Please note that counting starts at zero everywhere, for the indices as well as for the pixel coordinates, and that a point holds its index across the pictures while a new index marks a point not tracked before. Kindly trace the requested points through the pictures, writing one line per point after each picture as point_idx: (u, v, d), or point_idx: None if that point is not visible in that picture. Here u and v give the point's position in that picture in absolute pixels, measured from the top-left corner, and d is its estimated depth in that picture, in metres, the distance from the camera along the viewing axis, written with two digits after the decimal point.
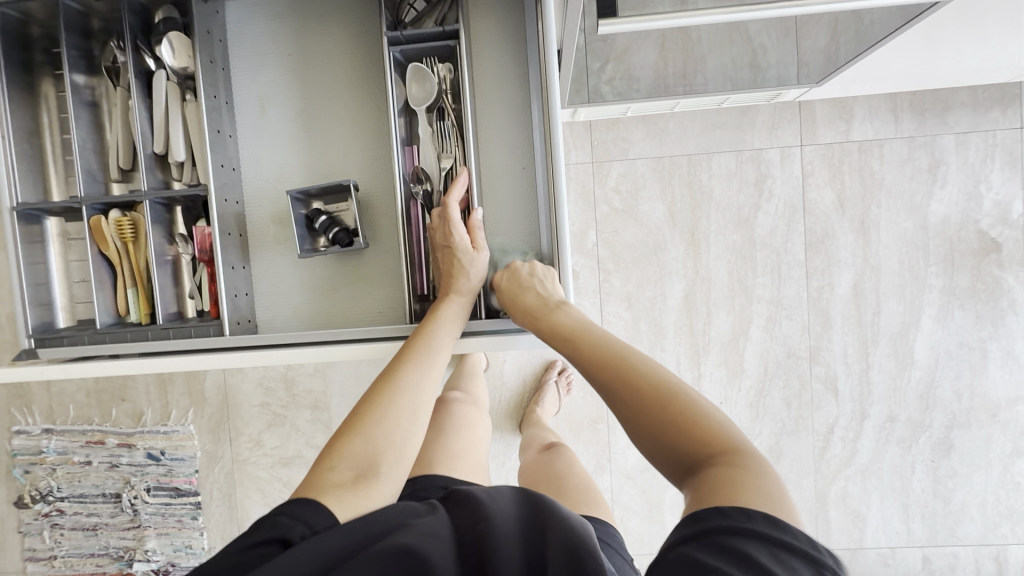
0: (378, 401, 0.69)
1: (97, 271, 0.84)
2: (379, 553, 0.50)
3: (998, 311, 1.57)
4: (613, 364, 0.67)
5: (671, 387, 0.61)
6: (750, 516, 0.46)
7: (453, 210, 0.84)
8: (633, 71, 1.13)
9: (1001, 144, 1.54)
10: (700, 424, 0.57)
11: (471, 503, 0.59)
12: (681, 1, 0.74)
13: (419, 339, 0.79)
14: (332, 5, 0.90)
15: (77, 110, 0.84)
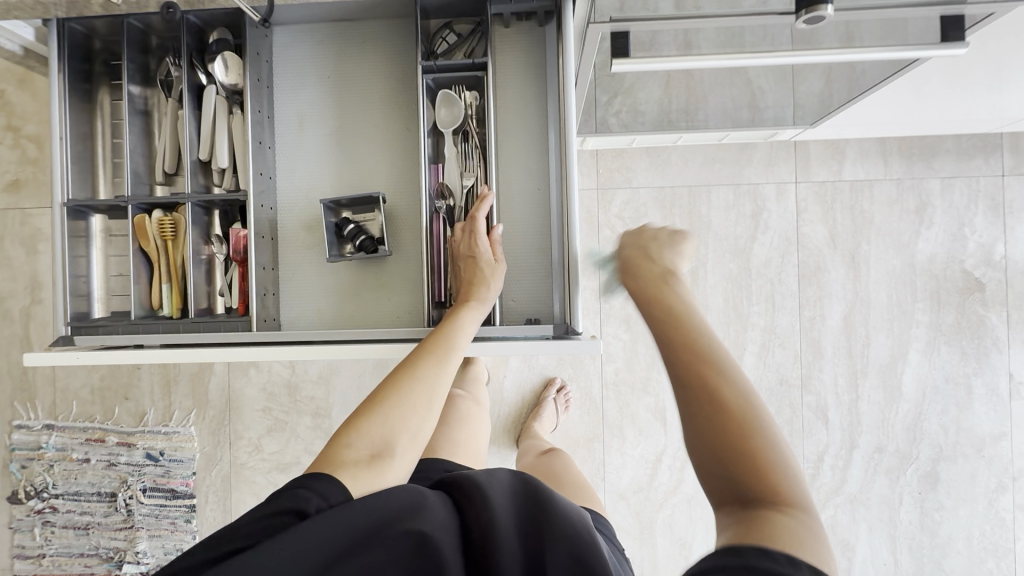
0: (399, 389, 0.72)
1: (136, 266, 0.84)
2: (396, 544, 0.52)
3: (982, 348, 1.63)
4: (696, 362, 0.55)
5: (747, 410, 0.53)
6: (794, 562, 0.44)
7: (480, 226, 0.86)
8: (639, 105, 1.21)
9: (984, 190, 1.63)
10: (765, 464, 0.51)
11: (471, 486, 0.58)
12: (686, 46, 0.83)
13: (439, 335, 0.81)
14: (374, 33, 0.92)
15: (129, 119, 0.83)
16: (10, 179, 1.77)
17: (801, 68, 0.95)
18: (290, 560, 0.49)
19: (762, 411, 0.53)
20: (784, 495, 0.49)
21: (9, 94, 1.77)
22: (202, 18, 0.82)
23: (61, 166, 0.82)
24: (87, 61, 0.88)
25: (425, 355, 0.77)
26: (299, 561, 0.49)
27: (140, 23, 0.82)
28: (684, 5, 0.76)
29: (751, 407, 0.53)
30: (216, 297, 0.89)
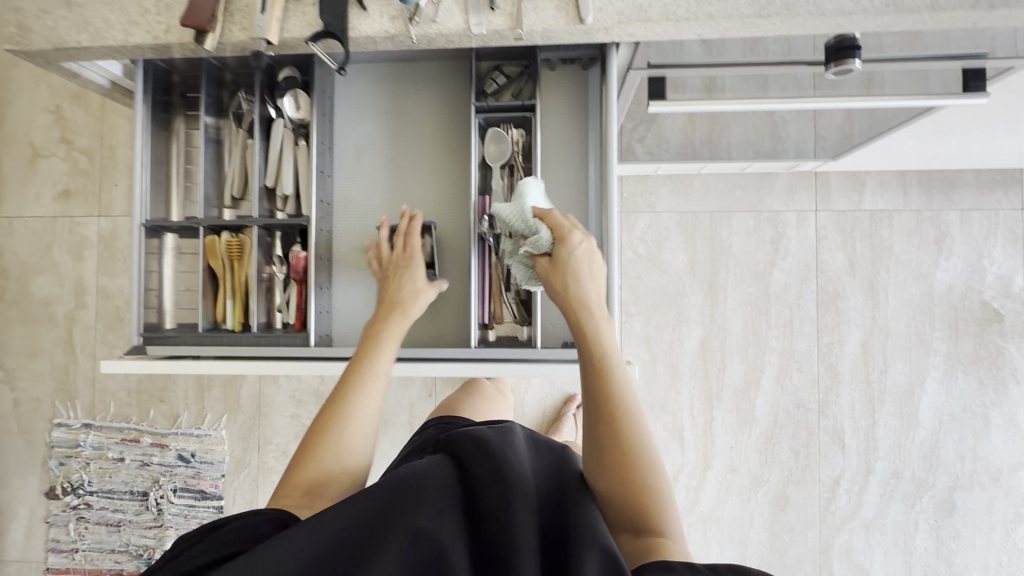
0: (323, 438, 0.73)
1: (205, 283, 0.91)
2: (396, 540, 0.54)
3: (1000, 378, 1.66)
4: (606, 404, 0.68)
5: (637, 447, 0.67)
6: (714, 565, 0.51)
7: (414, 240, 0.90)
8: (664, 132, 1.27)
9: (1003, 223, 1.66)
10: (647, 492, 0.65)
11: (485, 461, 0.65)
12: (707, 88, 0.86)
13: (358, 367, 0.80)
14: (428, 72, 0.99)
15: (204, 147, 0.90)
16: (61, 189, 1.83)
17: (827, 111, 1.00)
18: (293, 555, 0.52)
19: (650, 448, 0.68)
20: (658, 517, 0.65)
21: (64, 108, 1.84)
22: (274, 58, 0.89)
23: (141, 189, 0.89)
24: (167, 93, 0.95)
25: (345, 396, 0.77)
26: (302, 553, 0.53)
27: (217, 62, 0.90)
28: (713, 52, 0.83)
29: (637, 443, 0.67)
30: (274, 313, 0.95)
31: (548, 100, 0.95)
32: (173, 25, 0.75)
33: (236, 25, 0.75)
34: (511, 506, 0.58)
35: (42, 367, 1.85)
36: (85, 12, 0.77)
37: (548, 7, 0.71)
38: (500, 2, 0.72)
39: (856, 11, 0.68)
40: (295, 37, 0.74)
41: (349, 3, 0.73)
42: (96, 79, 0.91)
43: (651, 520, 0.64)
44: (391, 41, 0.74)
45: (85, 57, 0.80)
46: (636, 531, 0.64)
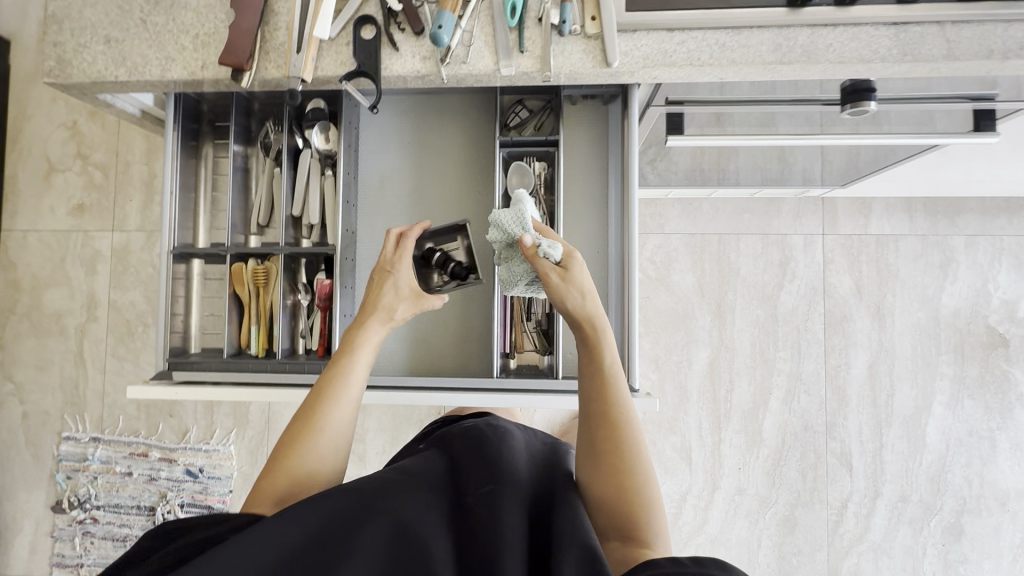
0: (291, 454, 0.63)
1: (230, 309, 0.93)
2: (382, 530, 0.50)
3: (1006, 403, 1.67)
4: (603, 410, 0.61)
5: (630, 450, 0.60)
6: (699, 561, 0.44)
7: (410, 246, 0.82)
8: (673, 156, 1.26)
9: (1008, 248, 1.68)
10: (636, 499, 0.58)
11: (472, 466, 0.63)
12: (717, 121, 0.88)
13: (333, 375, 0.70)
14: (450, 104, 1.02)
15: (233, 175, 0.92)
16: (76, 203, 1.83)
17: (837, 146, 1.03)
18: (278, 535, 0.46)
19: (644, 452, 0.61)
20: (646, 526, 0.57)
21: (80, 124, 1.84)
22: (303, 91, 0.91)
23: (170, 216, 0.90)
24: (196, 122, 0.97)
25: (316, 409, 0.67)
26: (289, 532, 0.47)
27: (247, 93, 0.92)
28: (727, 91, 0.85)
29: (631, 447, 0.60)
30: (297, 339, 0.97)
31: (569, 134, 0.98)
32: (210, 62, 0.78)
33: (271, 63, 0.77)
34: (497, 501, 0.56)
35: (51, 380, 1.85)
36: (123, 48, 0.79)
37: (576, 51, 0.73)
38: (528, 45, 0.74)
39: (874, 59, 0.71)
40: (328, 76, 0.76)
41: (381, 44, 0.75)
42: (127, 108, 0.93)
43: (638, 530, 0.57)
44: (421, 79, 0.76)
45: (122, 90, 0.83)
46: (621, 541, 0.57)
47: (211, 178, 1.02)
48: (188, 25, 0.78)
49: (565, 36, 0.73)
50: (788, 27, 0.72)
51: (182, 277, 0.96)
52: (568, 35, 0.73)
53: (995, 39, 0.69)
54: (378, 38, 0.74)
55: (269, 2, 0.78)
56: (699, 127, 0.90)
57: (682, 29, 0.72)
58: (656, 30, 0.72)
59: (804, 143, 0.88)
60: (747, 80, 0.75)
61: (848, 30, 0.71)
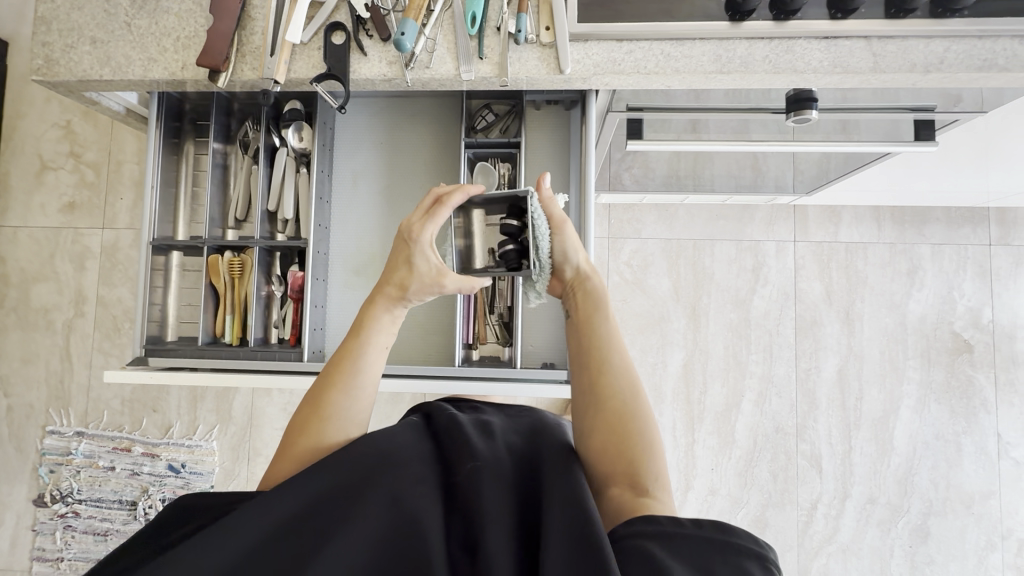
0: (303, 438, 0.57)
1: (206, 298, 0.97)
2: (371, 507, 0.45)
3: (971, 408, 1.71)
4: (596, 363, 0.64)
5: (627, 397, 0.60)
6: (698, 523, 0.40)
7: (443, 213, 0.68)
8: (651, 162, 1.24)
9: (971, 258, 1.75)
10: (632, 443, 0.55)
11: (459, 439, 0.57)
12: (693, 129, 0.90)
13: (343, 358, 0.63)
14: (422, 107, 1.07)
15: (212, 170, 0.97)
16: (67, 201, 1.87)
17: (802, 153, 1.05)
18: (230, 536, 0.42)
19: (642, 401, 0.60)
20: (646, 471, 0.53)
21: (74, 124, 1.88)
22: (281, 93, 0.96)
23: (150, 209, 0.94)
24: (179, 120, 1.02)
25: (328, 394, 0.60)
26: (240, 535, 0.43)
27: (227, 94, 0.97)
28: (701, 99, 0.89)
29: (629, 394, 0.60)
30: (271, 329, 1.01)
31: (532, 137, 1.03)
32: (189, 63, 0.83)
33: (247, 65, 0.82)
34: (488, 475, 0.51)
35: (37, 374, 1.86)
36: (108, 48, 0.84)
37: (532, 58, 0.81)
38: (487, 53, 0.82)
39: (807, 70, 0.79)
40: (301, 78, 0.82)
41: (351, 48, 0.82)
42: (112, 105, 0.97)
43: (636, 472, 0.53)
44: (388, 83, 0.83)
45: (106, 88, 0.87)
46: (616, 484, 0.53)
47: (193, 174, 1.06)
48: (170, 28, 0.83)
49: (521, 44, 0.81)
50: (727, 40, 0.80)
51: (161, 268, 0.99)
52: (525, 44, 0.81)
53: (919, 53, 0.77)
54: (347, 44, 0.81)
55: (246, 9, 0.84)
56: (677, 134, 0.92)
57: (630, 40, 0.79)
58: (607, 40, 0.80)
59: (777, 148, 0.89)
60: (691, 86, 0.82)
61: (784, 43, 0.79)
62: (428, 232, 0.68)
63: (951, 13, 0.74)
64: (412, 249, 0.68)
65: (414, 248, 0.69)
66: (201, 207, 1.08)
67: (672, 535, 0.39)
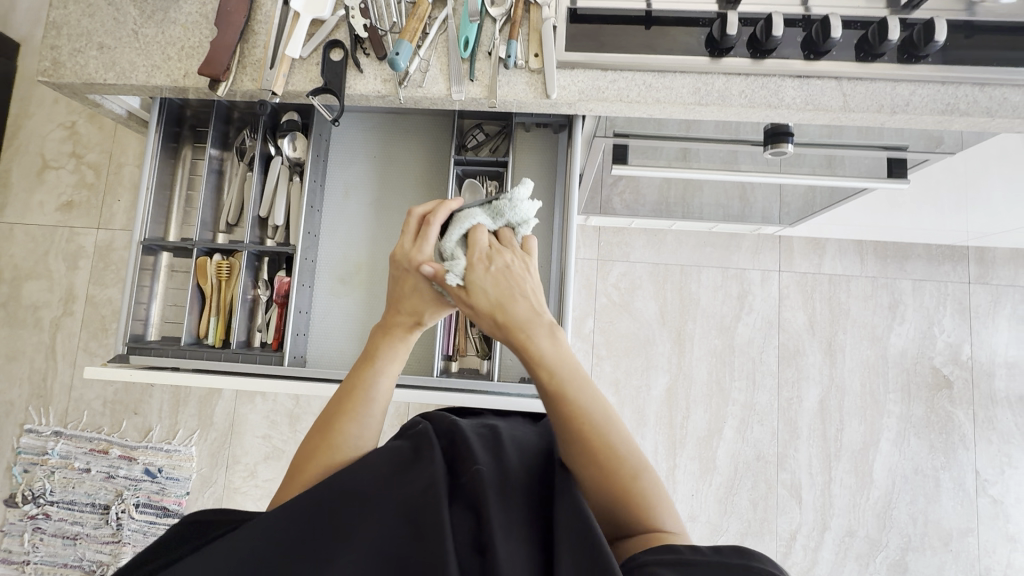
0: (313, 462, 0.49)
1: (192, 299, 0.99)
2: (371, 526, 0.42)
3: (950, 444, 1.73)
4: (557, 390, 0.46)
5: (569, 384, 0.47)
6: (717, 549, 0.35)
7: (435, 231, 0.57)
8: (641, 188, 1.25)
9: (951, 294, 1.79)
10: (603, 442, 0.45)
11: (462, 443, 0.52)
12: (682, 157, 0.94)
13: (350, 385, 0.54)
14: (416, 126, 1.10)
15: (208, 174, 0.99)
16: (65, 200, 1.88)
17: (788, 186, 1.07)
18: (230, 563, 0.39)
19: (587, 379, 0.47)
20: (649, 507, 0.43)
21: (79, 125, 1.91)
22: (279, 104, 1.00)
23: (143, 210, 0.96)
24: (179, 126, 1.05)
25: (337, 420, 0.52)
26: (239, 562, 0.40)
27: (227, 103, 1.01)
28: (691, 130, 0.92)
29: (568, 377, 0.47)
30: (254, 332, 1.02)
31: (523, 158, 1.06)
32: (191, 71, 0.86)
33: (247, 76, 0.86)
34: (496, 485, 0.46)
35: (20, 370, 1.84)
36: (114, 54, 0.87)
37: (520, 82, 0.86)
38: (478, 75, 0.87)
39: (781, 105, 0.83)
40: (298, 91, 0.86)
41: (347, 65, 0.85)
42: (115, 108, 1.00)
43: (620, 474, 0.44)
44: (382, 99, 0.87)
45: (109, 92, 0.90)
46: (608, 500, 0.44)
47: (190, 178, 1.09)
48: (175, 38, 0.87)
49: (510, 69, 0.86)
50: (706, 74, 0.84)
51: (150, 268, 1.01)
52: (514, 68, 0.86)
53: (886, 96, 0.83)
54: (345, 60, 0.85)
55: (249, 23, 0.88)
56: (667, 161, 0.96)
57: (614, 70, 0.85)
58: (592, 69, 0.85)
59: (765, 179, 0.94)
60: (675, 117, 0.87)
61: (760, 80, 0.84)
62: (426, 254, 0.56)
63: (917, 59, 0.79)
64: (412, 277, 0.57)
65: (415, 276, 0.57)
66: (194, 211, 1.10)
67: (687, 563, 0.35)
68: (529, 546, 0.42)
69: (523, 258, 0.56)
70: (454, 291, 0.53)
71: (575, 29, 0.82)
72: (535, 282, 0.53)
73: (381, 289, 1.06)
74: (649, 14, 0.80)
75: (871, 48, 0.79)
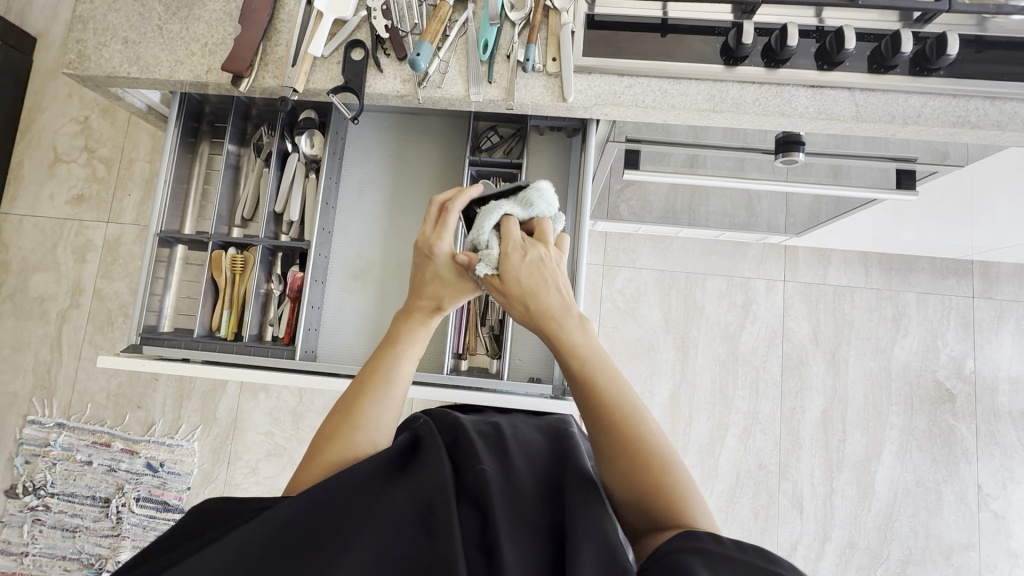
0: (333, 445, 0.50)
1: (206, 292, 1.00)
2: (382, 522, 0.42)
3: (953, 458, 1.73)
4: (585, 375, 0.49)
5: (598, 371, 0.49)
6: (740, 544, 0.36)
7: (455, 220, 0.58)
8: (648, 196, 1.27)
9: (955, 308, 1.79)
10: (629, 426, 0.46)
11: (464, 441, 0.53)
12: (690, 164, 0.95)
13: (370, 368, 0.55)
14: (430, 126, 1.12)
15: (226, 168, 1.01)
16: (76, 194, 1.90)
17: (795, 195, 1.09)
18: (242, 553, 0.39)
19: (612, 366, 0.49)
20: (680, 495, 0.43)
21: (92, 120, 1.93)
22: (297, 102, 1.02)
23: (160, 203, 0.98)
24: (197, 121, 1.07)
25: (359, 400, 0.52)
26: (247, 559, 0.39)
27: (246, 99, 1.02)
28: (700, 137, 0.93)
29: (597, 364, 0.49)
30: (266, 326, 1.04)
31: (536, 160, 1.08)
32: (214, 67, 0.88)
33: (269, 73, 0.88)
34: (499, 485, 0.47)
35: (25, 361, 1.84)
36: (139, 49, 0.88)
37: (537, 86, 0.87)
38: (496, 77, 0.89)
39: (794, 114, 0.85)
40: (319, 88, 0.87)
41: (368, 65, 0.87)
42: (135, 102, 1.02)
43: (649, 464, 0.45)
44: (401, 99, 0.88)
45: (132, 85, 0.91)
46: (638, 496, 0.44)
47: (207, 172, 1.10)
48: (199, 34, 0.88)
49: (528, 72, 0.88)
50: (721, 82, 0.86)
51: (164, 260, 1.02)
52: (532, 71, 0.88)
53: (898, 107, 0.84)
54: (366, 60, 0.86)
55: (272, 21, 0.89)
56: (676, 167, 0.97)
57: (631, 75, 0.86)
58: (608, 74, 0.86)
59: (771, 187, 0.95)
60: (688, 123, 0.89)
61: (774, 89, 0.85)
62: (445, 243, 0.57)
63: (928, 72, 0.81)
64: (432, 263, 0.58)
65: (436, 263, 0.58)
66: (209, 205, 1.11)
67: (713, 555, 0.35)
68: (533, 546, 0.43)
69: (556, 253, 0.57)
70: (485, 279, 0.55)
71: (593, 35, 0.84)
72: (563, 277, 0.54)
73: (393, 286, 1.07)
74: (665, 22, 0.82)
75: (883, 60, 0.80)
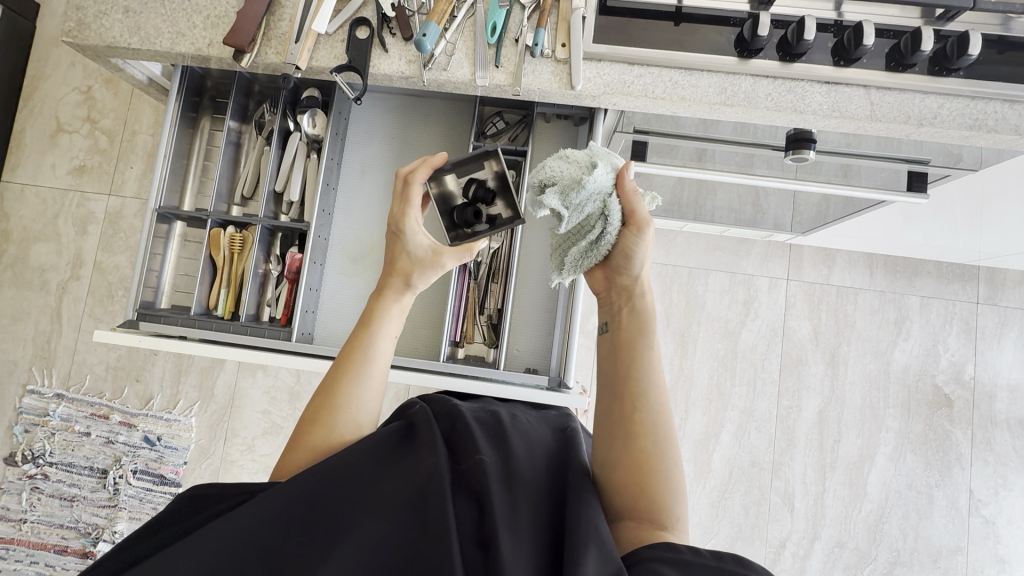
0: (318, 426, 0.49)
1: (203, 269, 1.00)
2: (372, 516, 0.42)
3: (947, 463, 1.73)
4: (626, 351, 0.51)
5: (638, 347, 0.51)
6: (719, 556, 0.38)
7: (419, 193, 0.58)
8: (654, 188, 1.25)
9: (959, 313, 1.78)
10: (643, 405, 0.48)
11: (462, 426, 0.51)
12: (697, 159, 0.93)
13: (348, 350, 0.53)
14: (435, 110, 1.10)
15: (227, 144, 1.00)
16: (78, 164, 1.88)
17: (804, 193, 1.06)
18: (225, 543, 0.40)
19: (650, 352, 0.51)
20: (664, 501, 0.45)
21: (95, 90, 1.90)
22: (300, 80, 1.00)
23: (159, 179, 0.97)
24: (198, 95, 1.05)
25: (340, 380, 0.52)
26: (225, 554, 0.39)
27: (249, 76, 1.01)
28: (709, 130, 0.91)
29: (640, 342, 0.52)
30: (263, 307, 1.04)
31: (540, 148, 1.06)
32: (216, 41, 0.86)
33: (272, 49, 0.86)
34: (495, 475, 0.46)
35: (26, 331, 1.84)
36: (140, 19, 0.86)
37: (545, 71, 0.86)
38: (504, 62, 0.87)
39: (807, 111, 0.83)
40: (322, 67, 0.86)
41: (373, 43, 0.86)
42: (136, 73, 1.00)
43: (640, 456, 0.46)
44: (405, 80, 0.87)
45: (132, 57, 0.90)
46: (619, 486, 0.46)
47: (207, 148, 1.09)
48: (202, 6, 0.86)
49: (536, 57, 0.86)
50: (734, 74, 0.84)
51: (163, 235, 1.01)
52: (540, 57, 0.87)
53: (913, 107, 0.82)
54: (371, 38, 0.85)
55: None
56: (683, 161, 0.95)
57: (641, 65, 0.84)
58: (618, 63, 0.85)
59: (781, 184, 0.93)
60: (697, 116, 0.87)
61: (787, 83, 0.84)
62: (412, 217, 0.57)
63: (947, 71, 0.79)
64: (402, 239, 0.58)
65: (406, 239, 0.58)
66: (209, 181, 1.10)
67: (688, 565, 0.37)
68: (528, 540, 0.42)
69: None
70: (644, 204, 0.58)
71: (603, 21, 0.82)
72: None
73: None
74: (679, 10, 0.80)
75: (902, 58, 0.78)
